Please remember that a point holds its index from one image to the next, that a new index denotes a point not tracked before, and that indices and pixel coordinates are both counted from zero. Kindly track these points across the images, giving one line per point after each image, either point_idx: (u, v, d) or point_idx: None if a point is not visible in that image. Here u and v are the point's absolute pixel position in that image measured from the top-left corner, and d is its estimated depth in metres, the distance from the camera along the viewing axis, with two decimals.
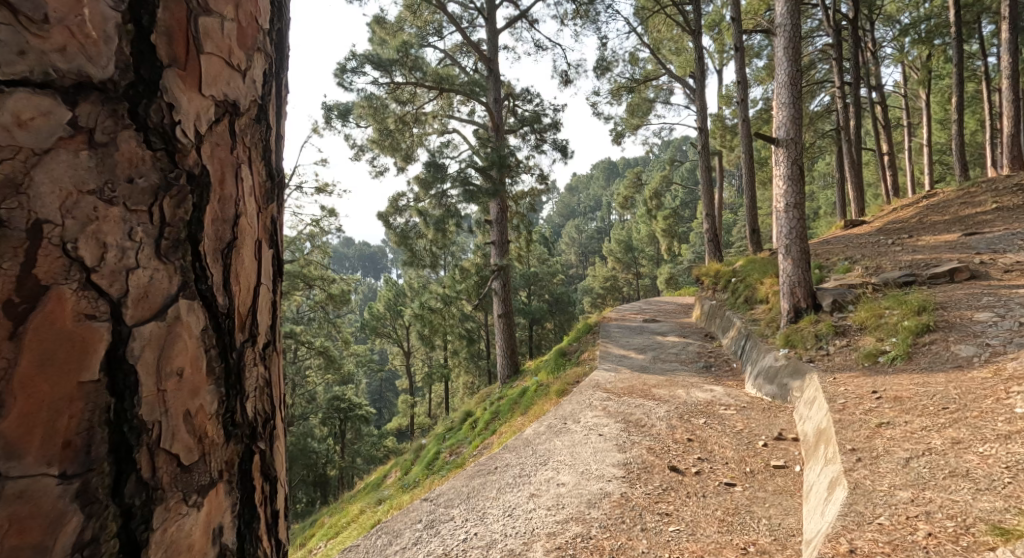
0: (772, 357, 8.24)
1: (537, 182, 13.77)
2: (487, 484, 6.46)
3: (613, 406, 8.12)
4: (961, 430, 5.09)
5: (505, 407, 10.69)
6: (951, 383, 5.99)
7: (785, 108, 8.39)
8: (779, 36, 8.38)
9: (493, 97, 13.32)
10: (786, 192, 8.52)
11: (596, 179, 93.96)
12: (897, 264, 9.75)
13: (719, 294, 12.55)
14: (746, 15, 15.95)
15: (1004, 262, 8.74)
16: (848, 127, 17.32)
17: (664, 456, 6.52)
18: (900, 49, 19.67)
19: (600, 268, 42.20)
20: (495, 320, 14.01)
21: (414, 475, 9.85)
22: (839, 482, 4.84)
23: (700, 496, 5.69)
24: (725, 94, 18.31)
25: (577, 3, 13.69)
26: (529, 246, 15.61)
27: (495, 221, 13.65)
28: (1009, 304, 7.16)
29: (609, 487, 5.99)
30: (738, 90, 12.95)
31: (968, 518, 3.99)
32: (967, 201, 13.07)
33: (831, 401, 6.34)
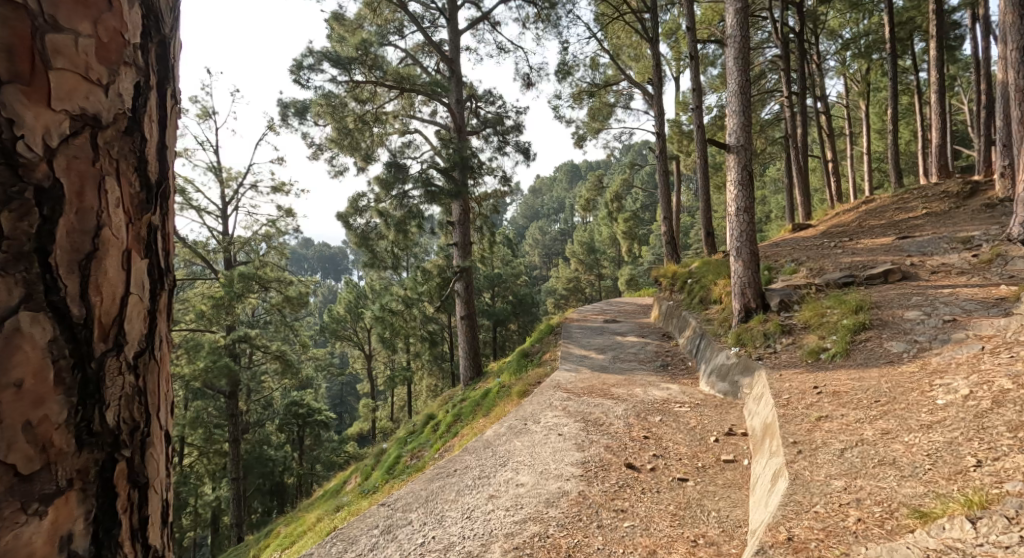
0: (724, 356, 8.47)
1: (500, 184, 13.81)
2: (446, 487, 6.48)
3: (574, 406, 8.21)
4: (890, 422, 5.33)
5: (467, 409, 10.72)
6: (883, 377, 6.27)
7: (736, 116, 8.61)
8: (729, 46, 8.60)
9: (455, 98, 13.34)
10: (737, 197, 8.73)
11: (559, 183, 94.78)
12: (838, 266, 10.12)
13: (677, 294, 12.83)
14: (701, 25, 16.33)
15: (933, 264, 9.20)
16: (796, 135, 17.89)
17: (620, 454, 6.64)
18: (843, 62, 20.42)
19: (563, 271, 42.48)
20: (457, 321, 14.00)
21: (374, 480, 9.77)
22: (782, 475, 5.01)
23: (654, 492, 5.83)
24: (682, 100, 18.68)
25: (537, 7, 13.81)
26: (491, 248, 15.61)
27: (458, 222, 13.66)
28: (936, 303, 7.52)
29: (567, 485, 6.07)
30: (693, 97, 13.22)
31: (893, 504, 4.22)
32: (900, 206, 13.67)
33: (777, 396, 6.57)
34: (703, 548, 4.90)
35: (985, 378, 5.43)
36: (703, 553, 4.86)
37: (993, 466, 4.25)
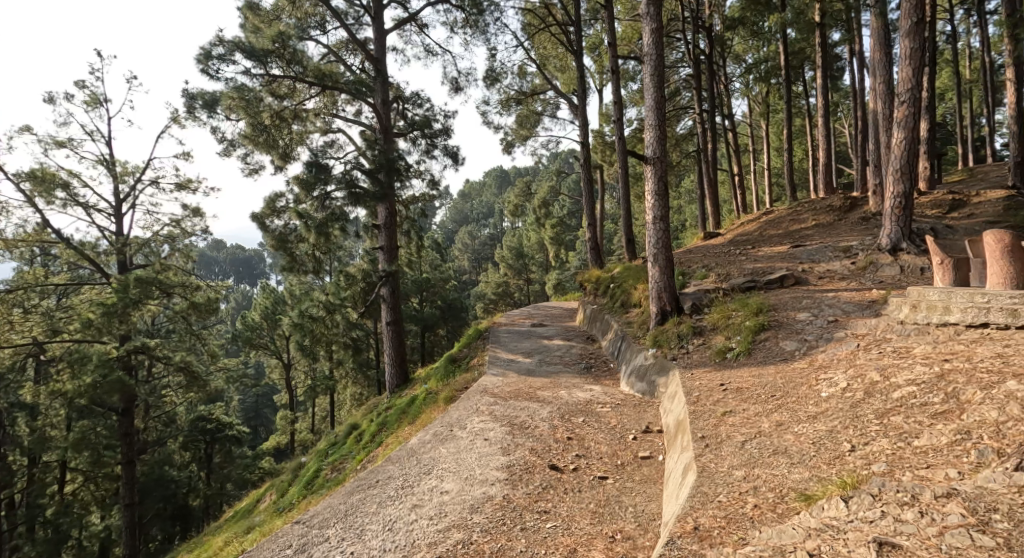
0: (643, 356, 8.81)
1: (427, 187, 13.74)
2: (367, 499, 6.44)
3: (500, 410, 8.30)
4: (784, 414, 6.07)
5: (393, 417, 10.62)
6: (779, 374, 6.91)
7: (652, 130, 8.98)
8: (646, 64, 8.98)
9: (381, 99, 13.19)
10: (653, 206, 9.04)
11: (488, 189, 95.12)
12: (742, 271, 10.74)
13: (600, 298, 13.23)
14: (622, 41, 16.96)
15: (819, 270, 10.05)
16: (707, 149, 18.70)
17: (545, 456, 6.77)
18: (747, 84, 21.70)
19: (492, 277, 42.52)
20: (383, 328, 13.82)
21: (290, 497, 9.57)
22: (689, 468, 5.58)
23: (576, 491, 6.00)
24: (605, 112, 19.19)
25: (465, 12, 13.88)
26: (419, 252, 15.51)
27: (383, 226, 13.49)
28: (822, 305, 8.24)
29: (492, 490, 6.14)
30: (614, 109, 13.61)
31: (783, 489, 5.06)
32: (794, 217, 14.62)
33: (688, 394, 7.01)
34: (621, 543, 5.25)
35: (859, 370, 6.32)
36: (620, 548, 5.22)
37: (864, 450, 5.26)
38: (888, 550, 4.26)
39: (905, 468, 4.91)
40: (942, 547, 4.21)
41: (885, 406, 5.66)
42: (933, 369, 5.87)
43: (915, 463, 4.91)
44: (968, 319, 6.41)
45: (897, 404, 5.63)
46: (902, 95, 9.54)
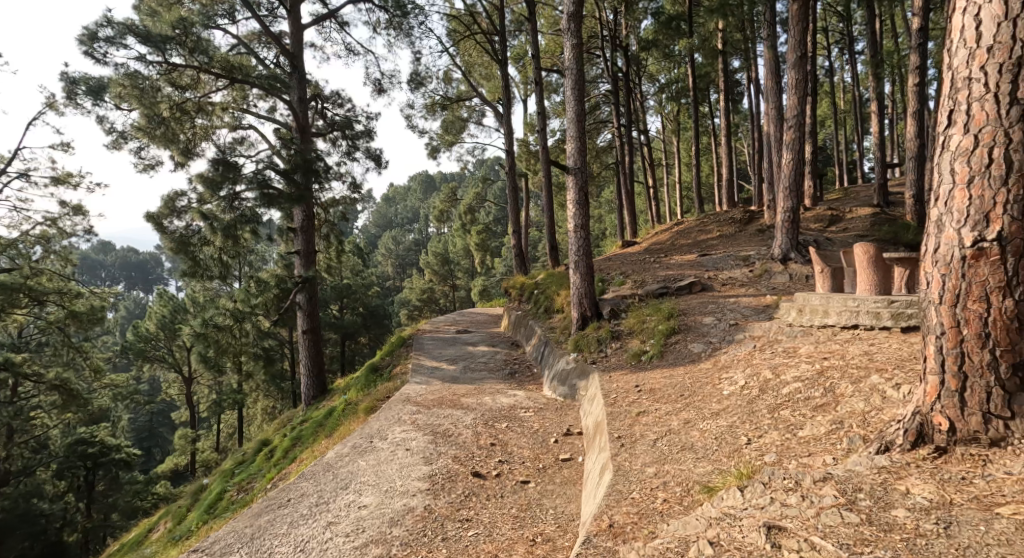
0: (564, 361, 9.03)
1: (348, 190, 13.54)
2: (277, 520, 6.27)
3: (422, 419, 8.27)
4: (690, 412, 6.48)
5: (308, 432, 10.30)
6: (688, 375, 7.36)
7: (573, 141, 9.22)
8: (567, 78, 9.21)
9: (297, 97, 12.89)
10: (574, 215, 9.27)
11: (413, 194, 94.48)
12: (655, 278, 11.20)
13: (524, 304, 13.42)
14: (546, 54, 17.36)
15: (724, 276, 10.64)
16: (625, 162, 19.35)
17: (468, 462, 6.83)
18: (660, 102, 22.69)
19: (417, 282, 42.14)
20: (300, 336, 13.47)
21: (189, 523, 9.02)
22: (607, 466, 5.85)
23: (498, 497, 6.10)
24: (530, 121, 19.51)
25: (389, 13, 13.81)
26: (339, 256, 15.21)
27: (300, 229, 13.13)
28: (724, 309, 8.81)
29: (413, 501, 6.13)
30: (538, 119, 13.86)
31: (689, 483, 5.34)
32: (700, 227, 15.42)
33: (606, 396, 7.30)
34: (540, 545, 5.33)
35: (755, 369, 6.91)
36: (540, 550, 5.29)
37: (759, 442, 5.64)
38: (777, 533, 4.36)
39: (792, 458, 5.27)
40: (819, 526, 4.33)
41: (776, 402, 6.17)
42: (814, 366, 6.52)
43: (799, 452, 5.32)
44: (844, 321, 7.18)
45: (785, 399, 6.16)
46: (789, 120, 10.66)
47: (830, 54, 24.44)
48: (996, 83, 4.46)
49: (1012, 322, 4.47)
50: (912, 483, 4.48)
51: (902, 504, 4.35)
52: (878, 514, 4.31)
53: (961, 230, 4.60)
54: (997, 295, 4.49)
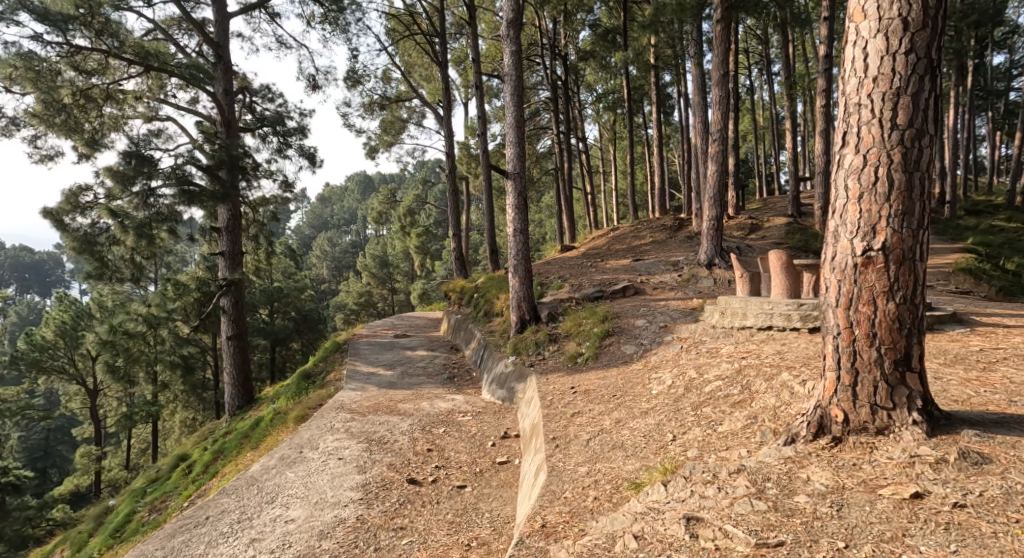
0: (503, 364, 9.09)
1: (280, 188, 13.20)
2: (195, 540, 6.05)
3: (356, 426, 8.12)
4: (622, 412, 6.65)
5: (232, 444, 9.93)
6: (621, 376, 7.56)
7: (512, 146, 9.29)
8: (506, 83, 9.29)
9: (223, 89, 12.46)
10: (514, 219, 9.35)
11: (351, 194, 92.84)
12: (592, 282, 11.40)
13: (464, 307, 13.43)
14: (487, 58, 17.50)
15: (656, 280, 10.98)
16: (564, 168, 19.62)
17: (403, 470, 6.78)
18: (598, 111, 23.13)
19: (354, 285, 41.32)
20: (223, 343, 12.92)
21: (92, 548, 8.42)
22: (541, 468, 5.92)
23: (433, 504, 6.09)
24: (471, 124, 19.53)
25: (325, 8, 13.57)
26: (268, 258, 14.81)
27: (225, 229, 12.67)
28: (655, 312, 9.11)
29: (344, 512, 6.03)
30: (478, 123, 13.89)
31: (618, 480, 5.48)
32: (634, 234, 15.81)
33: (541, 399, 7.40)
34: (475, 550, 5.35)
35: (681, 369, 7.18)
36: (474, 554, 5.31)
37: (683, 439, 5.84)
38: (695, 525, 4.56)
39: (712, 452, 5.47)
40: (733, 515, 4.56)
41: (699, 399, 6.43)
42: (733, 366, 6.85)
43: (718, 447, 5.52)
44: (760, 323, 7.67)
45: (708, 397, 6.42)
46: (713, 135, 11.15)
47: (751, 73, 25.63)
48: (880, 110, 4.76)
49: (896, 324, 4.80)
50: (812, 471, 4.79)
51: (803, 490, 4.64)
52: (783, 501, 4.58)
53: (853, 240, 4.87)
54: (882, 299, 4.80)
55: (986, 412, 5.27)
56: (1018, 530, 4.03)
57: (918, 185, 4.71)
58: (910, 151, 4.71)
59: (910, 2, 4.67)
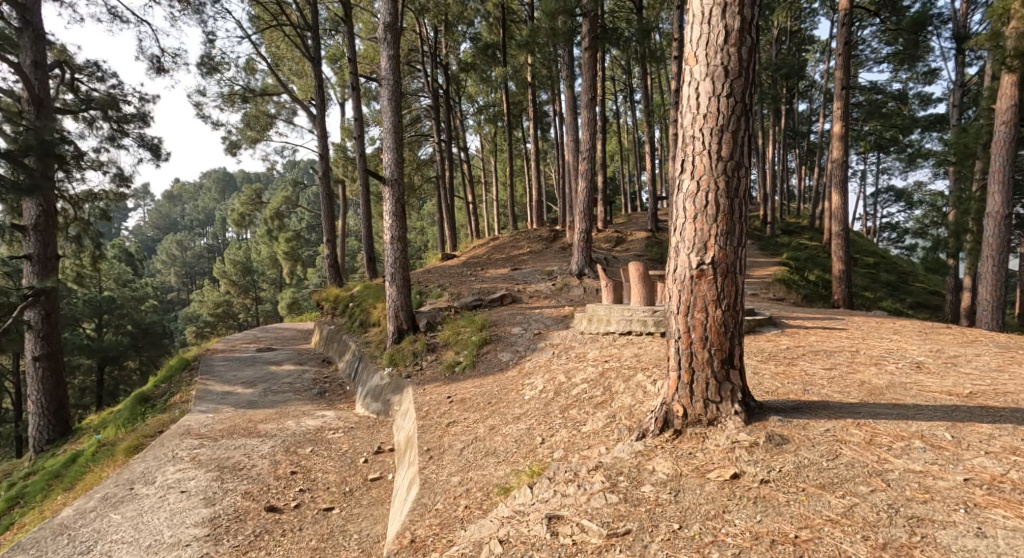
0: (378, 377, 8.94)
1: (112, 181, 12.22)
2: None
3: (206, 454, 7.49)
4: (495, 419, 6.76)
5: (37, 485, 8.69)
6: (497, 383, 7.70)
7: (389, 152, 9.21)
8: (383, 87, 9.21)
9: (29, 60, 11.31)
10: (391, 226, 9.25)
11: (210, 193, 86.46)
12: (471, 291, 11.50)
13: (338, 318, 13.09)
14: (363, 60, 17.34)
15: (533, 288, 11.28)
16: (445, 177, 19.60)
17: (260, 497, 6.44)
18: (479, 121, 23.39)
19: (210, 294, 38.25)
20: (28, 364, 11.55)
21: None
22: (414, 481, 5.92)
23: (295, 530, 5.92)
24: (347, 126, 19.18)
25: None
26: (95, 262, 13.40)
27: (32, 228, 11.39)
28: (531, 320, 9.36)
29: (187, 553, 5.62)
30: (355, 126, 13.63)
31: (488, 486, 5.60)
32: (514, 244, 16.12)
33: (417, 410, 7.37)
34: None
35: (552, 375, 7.41)
36: None
37: (551, 441, 6.05)
38: (555, 522, 4.76)
39: (575, 452, 5.70)
40: (589, 510, 4.80)
41: (566, 402, 6.67)
42: (598, 369, 7.17)
43: (582, 446, 5.76)
44: (621, 328, 8.15)
45: (575, 399, 6.68)
46: (583, 153, 11.61)
47: (617, 98, 27.05)
48: (709, 143, 5.18)
49: (723, 329, 5.23)
50: (657, 462, 5.13)
51: (649, 480, 4.96)
52: (632, 492, 4.88)
53: (692, 254, 5.26)
54: (713, 306, 5.22)
55: (789, 400, 5.88)
56: (804, 498, 4.59)
57: (738, 210, 5.18)
58: (731, 180, 5.16)
59: (728, 51, 5.13)
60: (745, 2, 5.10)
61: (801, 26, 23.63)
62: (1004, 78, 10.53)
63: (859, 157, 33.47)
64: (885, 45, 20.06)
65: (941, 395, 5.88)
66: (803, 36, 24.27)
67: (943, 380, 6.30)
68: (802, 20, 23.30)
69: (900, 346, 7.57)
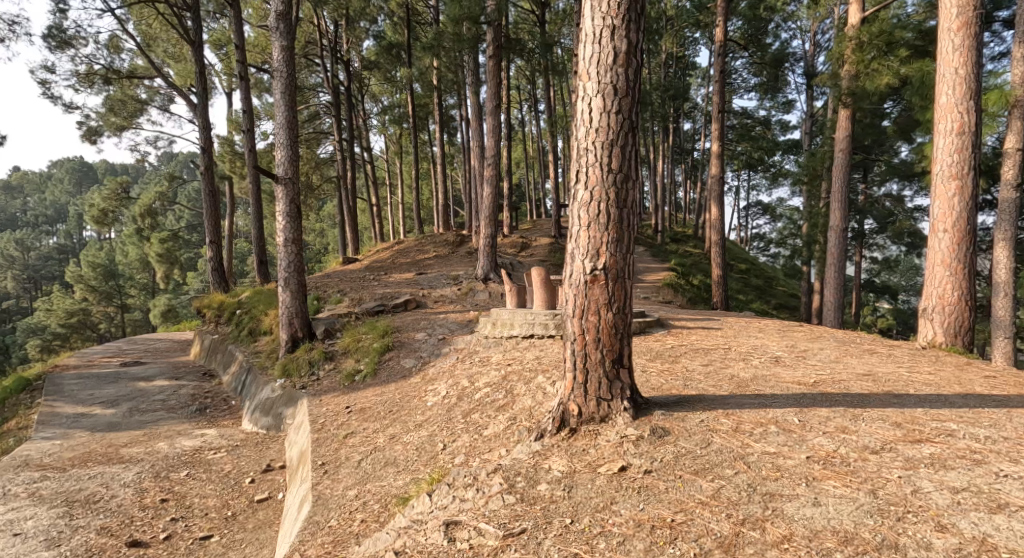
0: (269, 389, 8.58)
1: None
2: None
3: (54, 485, 6.75)
4: (396, 427, 6.69)
5: None
6: (398, 391, 7.61)
7: (283, 148, 8.89)
8: (275, 79, 8.91)
9: None
10: (285, 228, 8.97)
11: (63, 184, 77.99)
12: (373, 296, 11.30)
13: (223, 327, 12.41)
14: (253, 48, 16.75)
15: (438, 294, 11.23)
16: (346, 178, 19.11)
17: (121, 531, 5.94)
18: (383, 122, 23.08)
19: (62, 300, 34.22)
20: None
21: None
22: (306, 497, 5.76)
23: None
24: (234, 118, 18.33)
25: None
26: None
27: None
28: (435, 325, 9.33)
29: None
30: (244, 119, 13.08)
31: (386, 497, 5.54)
32: (418, 249, 15.96)
33: (313, 423, 7.16)
34: None
35: (455, 380, 7.41)
36: None
37: (452, 446, 6.06)
38: (452, 528, 4.76)
39: (477, 456, 5.73)
40: (486, 512, 4.84)
41: (469, 406, 6.69)
42: (500, 373, 7.24)
43: (482, 450, 5.80)
44: (524, 331, 8.30)
45: (477, 404, 6.71)
46: (488, 159, 11.75)
47: (521, 107, 27.44)
48: (602, 155, 5.38)
49: (614, 331, 5.45)
50: (553, 461, 5.24)
51: (545, 478, 5.06)
52: (528, 491, 4.97)
53: (587, 261, 5.42)
54: (605, 310, 5.42)
55: (672, 395, 6.18)
56: (680, 484, 4.84)
57: (627, 219, 5.40)
58: (620, 191, 5.38)
59: (617, 71, 5.34)
60: (632, 26, 5.35)
61: (686, 52, 25.14)
62: (840, 112, 11.67)
63: (735, 174, 35.84)
64: (754, 75, 21.88)
65: (792, 385, 6.40)
66: (687, 61, 25.82)
67: (796, 371, 6.86)
68: (686, 47, 24.76)
69: (763, 343, 8.17)
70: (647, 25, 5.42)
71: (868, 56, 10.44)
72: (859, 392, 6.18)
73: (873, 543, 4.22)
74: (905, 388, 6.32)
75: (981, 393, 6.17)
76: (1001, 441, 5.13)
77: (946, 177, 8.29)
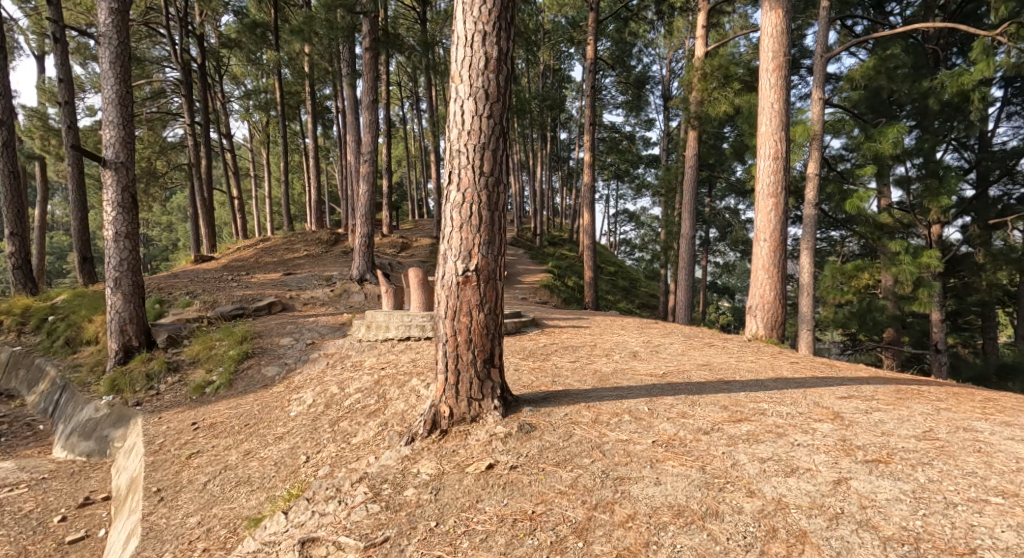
0: (92, 409, 7.73)
1: None
2: None
3: None
4: (253, 442, 6.37)
5: None
6: (257, 401, 7.24)
7: (114, 128, 8.18)
8: (103, 46, 8.17)
9: None
10: (116, 220, 8.25)
11: None
12: (231, 298, 10.69)
13: (29, 336, 10.95)
14: (76, 8, 15.25)
15: (305, 295, 10.80)
16: (201, 167, 17.79)
17: None
18: (246, 109, 21.78)
19: None
20: None
21: None
22: (135, 531, 5.33)
23: None
24: (48, 88, 16.46)
25: None
26: None
27: None
28: (302, 329, 8.98)
29: None
30: (63, 90, 11.82)
31: (235, 520, 5.28)
32: (288, 247, 15.27)
33: (150, 444, 6.62)
34: None
35: (323, 387, 7.16)
36: None
37: (316, 458, 5.85)
38: (308, 546, 4.63)
39: (342, 466, 5.57)
40: (347, 525, 4.73)
41: (337, 415, 6.48)
42: (372, 378, 7.08)
43: (348, 459, 5.65)
44: (400, 334, 8.18)
45: (345, 411, 6.53)
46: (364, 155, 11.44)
47: (402, 105, 27.01)
48: (473, 158, 5.42)
49: (486, 331, 5.51)
50: (422, 463, 5.21)
51: (412, 483, 5.02)
52: (394, 498, 4.90)
53: (457, 264, 5.45)
54: (476, 311, 5.47)
55: (540, 391, 6.35)
56: (542, 476, 4.99)
57: (498, 222, 5.48)
58: (492, 194, 5.45)
59: (487, 76, 5.42)
60: (502, 34, 5.44)
61: (562, 65, 25.96)
62: (688, 133, 12.49)
63: (603, 183, 37.38)
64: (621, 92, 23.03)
65: (644, 377, 6.79)
66: (563, 75, 26.56)
67: (649, 364, 7.29)
68: (562, 60, 25.51)
69: (622, 339, 8.58)
70: (515, 34, 5.53)
71: (711, 86, 11.38)
72: (699, 381, 6.67)
73: (699, 514, 4.57)
74: (734, 375, 6.92)
75: (789, 377, 6.87)
76: (798, 416, 5.74)
77: (765, 196, 9.13)
